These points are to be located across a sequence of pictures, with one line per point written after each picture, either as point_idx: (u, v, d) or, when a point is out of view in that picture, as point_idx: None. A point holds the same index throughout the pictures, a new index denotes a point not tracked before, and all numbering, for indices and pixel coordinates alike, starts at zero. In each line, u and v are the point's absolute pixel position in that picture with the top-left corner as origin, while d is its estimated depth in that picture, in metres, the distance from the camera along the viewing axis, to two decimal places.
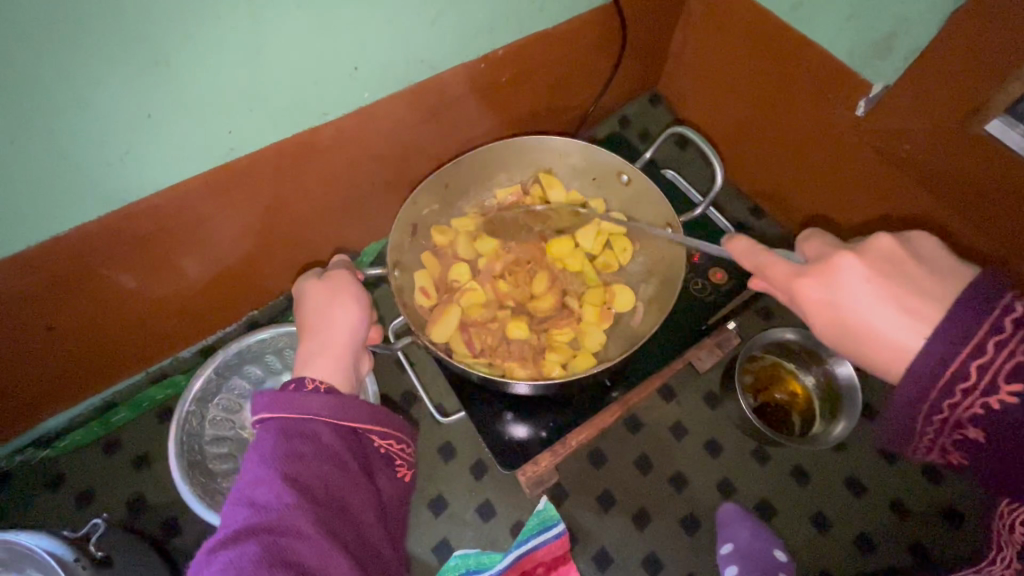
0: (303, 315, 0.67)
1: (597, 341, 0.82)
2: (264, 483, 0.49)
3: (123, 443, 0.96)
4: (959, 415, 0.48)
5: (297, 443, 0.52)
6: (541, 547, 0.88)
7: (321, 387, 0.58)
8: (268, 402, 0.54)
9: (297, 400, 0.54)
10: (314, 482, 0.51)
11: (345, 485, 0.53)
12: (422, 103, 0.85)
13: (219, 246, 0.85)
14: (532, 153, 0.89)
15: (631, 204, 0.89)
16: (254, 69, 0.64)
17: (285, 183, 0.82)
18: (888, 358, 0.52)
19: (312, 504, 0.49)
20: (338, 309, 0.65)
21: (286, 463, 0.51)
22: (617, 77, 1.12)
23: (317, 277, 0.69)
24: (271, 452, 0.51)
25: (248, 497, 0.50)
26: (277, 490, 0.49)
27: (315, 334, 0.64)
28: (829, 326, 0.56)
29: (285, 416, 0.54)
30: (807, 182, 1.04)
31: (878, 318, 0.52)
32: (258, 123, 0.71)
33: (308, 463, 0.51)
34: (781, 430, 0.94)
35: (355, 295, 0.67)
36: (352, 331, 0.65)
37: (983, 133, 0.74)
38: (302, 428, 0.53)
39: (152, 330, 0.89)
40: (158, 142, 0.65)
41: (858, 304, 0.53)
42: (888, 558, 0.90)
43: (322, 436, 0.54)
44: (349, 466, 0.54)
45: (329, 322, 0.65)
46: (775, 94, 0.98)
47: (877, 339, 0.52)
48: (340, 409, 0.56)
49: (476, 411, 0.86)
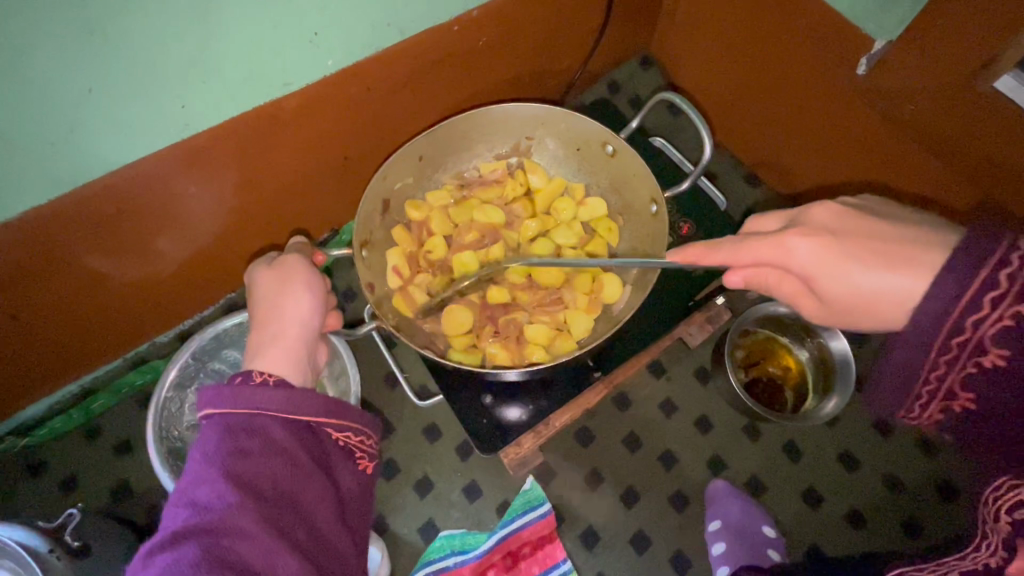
0: (254, 304, 0.64)
1: (583, 327, 0.77)
2: (205, 483, 0.48)
3: (104, 429, 0.95)
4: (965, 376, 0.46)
5: (242, 440, 0.50)
6: (526, 527, 0.87)
7: (270, 379, 0.55)
8: (214, 396, 0.52)
9: (244, 394, 0.52)
10: (261, 480, 0.49)
11: (295, 482, 0.52)
12: (392, 71, 0.80)
13: (188, 226, 0.81)
14: (509, 122, 0.84)
15: (615, 177, 0.85)
16: (203, 38, 0.59)
17: (250, 159, 0.78)
18: (885, 306, 0.50)
19: (257, 503, 0.48)
20: (289, 299, 0.63)
21: (230, 461, 0.49)
22: (605, 38, 1.06)
23: (268, 264, 0.66)
24: (215, 450, 0.50)
25: (190, 497, 0.48)
26: (220, 490, 0.47)
27: (266, 325, 0.62)
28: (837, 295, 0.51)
29: (232, 410, 0.52)
30: (803, 148, 0.99)
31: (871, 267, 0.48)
32: (213, 97, 0.66)
33: (254, 461, 0.50)
34: (773, 407, 0.92)
35: (307, 284, 0.64)
36: (306, 323, 0.63)
37: (990, 90, 0.69)
38: (249, 424, 0.51)
39: (125, 313, 0.87)
40: (104, 119, 0.61)
41: (843, 253, 0.49)
42: (878, 532, 0.89)
43: (271, 431, 0.52)
44: (300, 462, 0.52)
45: (281, 312, 0.62)
46: (772, 53, 0.92)
47: (870, 291, 0.49)
48: (290, 402, 0.53)
49: (455, 395, 0.84)
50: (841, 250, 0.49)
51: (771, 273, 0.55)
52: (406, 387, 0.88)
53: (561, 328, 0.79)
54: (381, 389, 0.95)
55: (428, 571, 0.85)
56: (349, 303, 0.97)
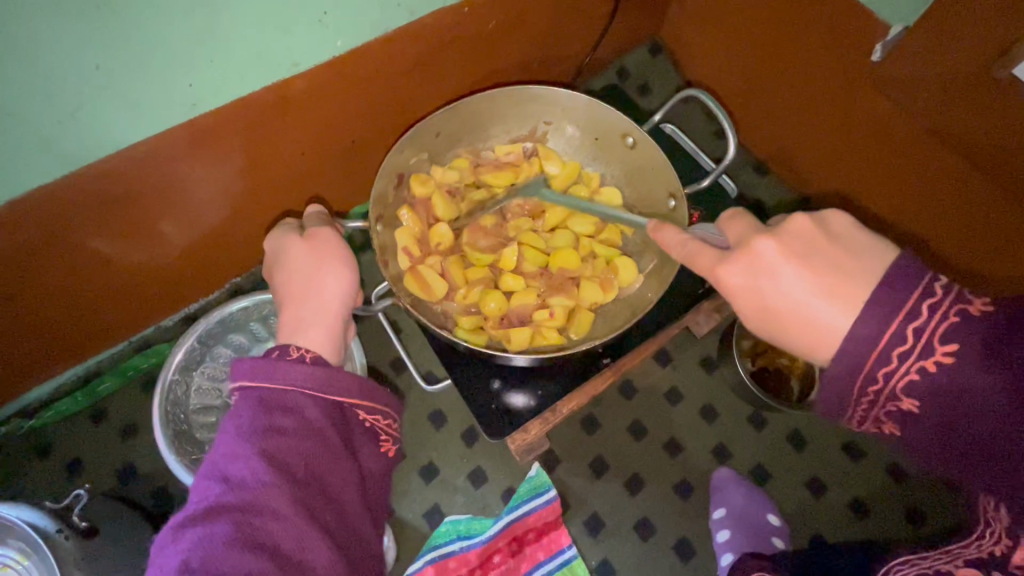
0: (285, 279, 0.63)
1: (592, 298, 0.76)
2: (239, 458, 0.48)
3: (111, 411, 0.95)
4: (876, 414, 0.48)
5: (277, 417, 0.50)
6: (532, 513, 0.88)
7: (307, 356, 0.55)
8: (249, 370, 0.51)
9: (280, 369, 0.52)
10: (293, 459, 0.49)
11: (325, 463, 0.51)
12: (399, 52, 0.78)
13: (194, 208, 0.81)
14: (532, 105, 0.83)
15: (635, 169, 0.83)
16: (212, 14, 0.58)
17: (257, 141, 0.77)
18: (806, 343, 0.51)
19: (289, 483, 0.48)
20: (327, 274, 0.62)
21: (264, 439, 0.49)
22: (615, 23, 1.04)
23: (301, 238, 0.65)
24: (249, 426, 0.49)
25: (222, 472, 0.48)
26: (252, 468, 0.47)
27: (302, 302, 0.61)
28: (755, 328, 0.54)
29: (267, 386, 0.51)
30: (814, 135, 0.98)
31: (807, 305, 0.49)
32: (222, 76, 0.65)
33: (288, 439, 0.49)
34: (779, 396, 0.92)
35: (345, 260, 0.63)
36: (343, 299, 0.63)
37: (1007, 76, 0.67)
38: (284, 402, 0.51)
39: (131, 295, 0.87)
40: (113, 98, 0.60)
41: (799, 275, 0.50)
42: (881, 522, 0.90)
43: (305, 410, 0.51)
44: (332, 443, 0.52)
45: (318, 288, 0.62)
46: (785, 37, 0.91)
47: (802, 330, 0.50)
48: (324, 382, 0.53)
49: (463, 382, 0.84)
50: (797, 265, 0.50)
51: (732, 280, 0.54)
52: (415, 373, 0.88)
53: (575, 303, 0.77)
54: (387, 375, 0.95)
55: (433, 556, 0.85)
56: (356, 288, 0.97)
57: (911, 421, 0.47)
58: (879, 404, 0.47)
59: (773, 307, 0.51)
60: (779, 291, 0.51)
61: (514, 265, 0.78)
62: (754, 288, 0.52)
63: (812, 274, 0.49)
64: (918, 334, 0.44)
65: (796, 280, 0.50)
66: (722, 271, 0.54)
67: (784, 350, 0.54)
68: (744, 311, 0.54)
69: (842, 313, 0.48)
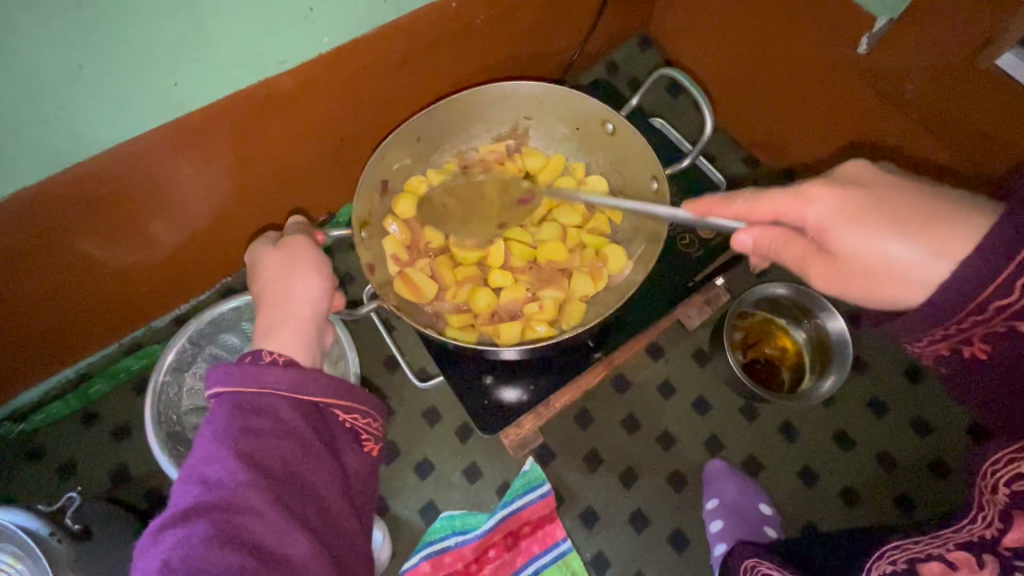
0: (259, 286, 0.63)
1: (586, 288, 0.76)
2: (216, 460, 0.47)
3: (102, 414, 0.94)
4: (937, 344, 0.47)
5: (253, 419, 0.50)
6: (526, 507, 0.88)
7: (280, 360, 0.55)
8: (221, 375, 0.51)
9: (252, 372, 0.51)
10: (272, 459, 0.49)
11: (305, 462, 0.51)
12: (387, 48, 0.78)
13: (183, 207, 0.80)
14: (507, 101, 0.81)
15: (618, 156, 0.82)
16: (197, 11, 0.57)
17: (244, 138, 0.76)
18: (908, 269, 0.46)
19: (269, 482, 0.48)
20: (298, 279, 0.61)
21: (241, 440, 0.48)
22: (603, 18, 1.04)
23: (273, 245, 0.64)
24: (225, 428, 0.49)
25: (199, 474, 0.48)
26: (230, 469, 0.47)
27: (275, 308, 0.60)
28: (853, 251, 0.48)
29: (241, 389, 0.51)
30: (803, 126, 0.98)
31: (910, 224, 0.46)
32: (207, 74, 0.65)
33: (266, 440, 0.49)
34: (771, 386, 0.93)
35: (316, 265, 0.62)
36: (316, 304, 0.62)
37: (992, 68, 0.69)
38: (259, 403, 0.51)
39: (121, 297, 0.86)
40: (96, 97, 0.59)
41: (900, 197, 0.47)
42: (872, 509, 0.91)
43: (281, 411, 0.51)
44: (309, 442, 0.51)
45: (290, 293, 0.61)
46: (773, 30, 0.91)
47: (906, 254, 0.46)
48: (298, 383, 0.52)
49: (455, 380, 0.84)
50: (895, 187, 0.48)
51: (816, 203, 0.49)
52: (407, 370, 0.88)
53: (566, 296, 0.78)
54: (381, 373, 0.95)
55: (429, 552, 0.86)
56: (347, 285, 0.96)
57: (987, 356, 0.45)
58: (951, 338, 0.46)
59: (875, 230, 0.47)
60: (884, 209, 0.47)
61: (502, 262, 0.78)
62: (849, 204, 0.48)
63: (917, 196, 0.47)
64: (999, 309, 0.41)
65: (900, 201, 0.47)
66: (812, 189, 0.50)
67: (881, 280, 0.48)
68: (838, 237, 0.49)
69: (933, 236, 0.45)
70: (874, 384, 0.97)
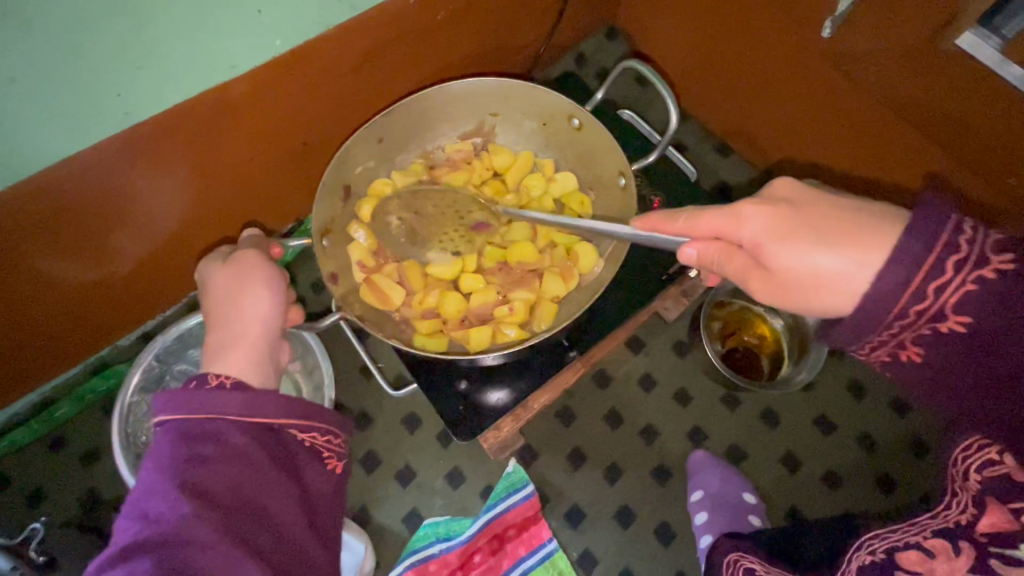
0: (210, 306, 0.61)
1: (556, 289, 0.75)
2: (157, 493, 0.45)
3: (70, 438, 0.92)
4: (903, 337, 0.45)
5: (197, 447, 0.47)
6: (510, 510, 0.87)
7: (227, 382, 0.52)
8: (164, 402, 0.49)
9: (196, 398, 0.49)
10: (218, 487, 0.47)
11: (256, 488, 0.49)
12: (345, 47, 0.75)
13: (139, 222, 0.77)
14: (471, 98, 0.80)
15: (585, 152, 0.81)
16: (134, 18, 0.54)
17: (198, 147, 0.74)
18: (833, 282, 0.46)
19: (215, 512, 0.46)
20: (247, 296, 0.59)
21: (183, 470, 0.46)
22: (569, 10, 1.03)
23: (222, 262, 0.62)
24: (167, 459, 0.47)
25: (141, 509, 0.45)
26: (171, 501, 0.45)
27: (223, 328, 0.58)
28: (790, 266, 0.48)
29: (185, 416, 0.49)
30: (773, 112, 0.98)
31: (834, 237, 0.46)
32: (153, 82, 0.62)
33: (211, 468, 0.47)
34: (751, 375, 0.93)
35: (266, 281, 0.60)
36: (267, 321, 0.59)
37: (953, 49, 0.69)
38: (204, 430, 0.48)
39: (81, 317, 0.83)
40: (32, 112, 0.56)
41: (829, 211, 0.47)
42: (855, 491, 0.91)
43: (227, 436, 0.49)
44: (261, 466, 0.49)
45: (239, 312, 0.58)
46: (740, 15, 0.90)
47: (828, 269, 0.46)
48: (248, 405, 0.50)
49: (428, 388, 0.81)
50: (824, 202, 0.48)
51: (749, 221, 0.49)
52: (379, 378, 0.86)
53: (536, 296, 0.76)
54: (357, 381, 0.93)
55: (414, 560, 0.85)
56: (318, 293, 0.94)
57: (942, 346, 0.44)
58: (912, 328, 0.44)
59: (800, 246, 0.47)
60: (811, 224, 0.47)
61: (474, 265, 0.77)
62: (780, 220, 0.48)
63: (844, 208, 0.47)
64: (937, 290, 0.41)
65: (827, 215, 0.47)
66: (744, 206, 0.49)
67: (804, 296, 0.49)
68: (771, 255, 0.48)
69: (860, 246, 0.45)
70: (853, 367, 0.97)
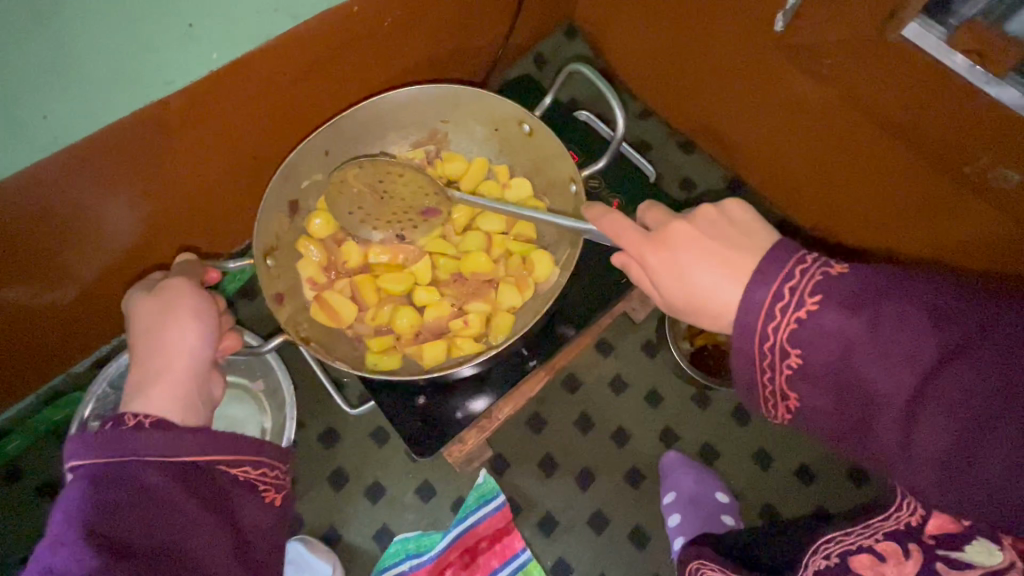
0: (133, 339, 0.58)
1: (511, 301, 0.74)
2: (64, 546, 0.42)
3: (24, 469, 0.90)
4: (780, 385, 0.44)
5: (112, 491, 0.45)
6: (481, 522, 0.86)
7: (146, 421, 0.50)
8: (78, 447, 0.47)
9: (111, 439, 0.47)
10: (134, 533, 0.45)
11: (177, 530, 0.47)
12: (288, 58, 0.73)
13: (80, 247, 0.74)
14: (420, 106, 0.78)
15: (539, 157, 0.80)
16: (52, 40, 0.51)
17: (138, 168, 0.71)
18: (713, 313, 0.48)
19: (126, 562, 0.43)
20: (171, 328, 0.57)
21: (95, 518, 0.44)
22: (525, 10, 1.01)
23: (147, 292, 0.60)
24: (77, 508, 0.44)
25: (46, 565, 0.42)
26: (78, 553, 0.42)
27: (146, 362, 0.56)
28: (675, 301, 0.50)
29: (99, 460, 0.47)
30: (734, 107, 0.97)
31: (708, 277, 0.47)
32: (81, 105, 0.59)
33: (126, 513, 0.45)
34: (720, 373, 0.92)
35: (193, 311, 0.58)
36: (194, 353, 0.57)
37: (898, 39, 0.67)
38: (120, 473, 0.46)
39: (28, 347, 0.80)
40: None
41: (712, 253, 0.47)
42: (827, 485, 0.91)
43: (146, 477, 0.47)
44: (183, 506, 0.47)
45: (163, 344, 0.57)
46: (698, 9, 0.88)
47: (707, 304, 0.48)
48: (168, 443, 0.49)
49: (387, 405, 0.80)
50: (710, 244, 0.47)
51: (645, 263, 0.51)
52: (336, 396, 0.84)
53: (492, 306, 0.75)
54: (321, 398, 0.91)
55: None
56: None
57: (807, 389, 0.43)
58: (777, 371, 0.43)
59: (685, 287, 0.48)
60: (691, 267, 0.47)
61: (427, 278, 0.75)
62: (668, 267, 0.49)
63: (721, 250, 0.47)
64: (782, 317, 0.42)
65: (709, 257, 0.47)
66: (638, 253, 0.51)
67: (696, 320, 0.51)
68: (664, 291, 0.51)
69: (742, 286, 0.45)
70: None
